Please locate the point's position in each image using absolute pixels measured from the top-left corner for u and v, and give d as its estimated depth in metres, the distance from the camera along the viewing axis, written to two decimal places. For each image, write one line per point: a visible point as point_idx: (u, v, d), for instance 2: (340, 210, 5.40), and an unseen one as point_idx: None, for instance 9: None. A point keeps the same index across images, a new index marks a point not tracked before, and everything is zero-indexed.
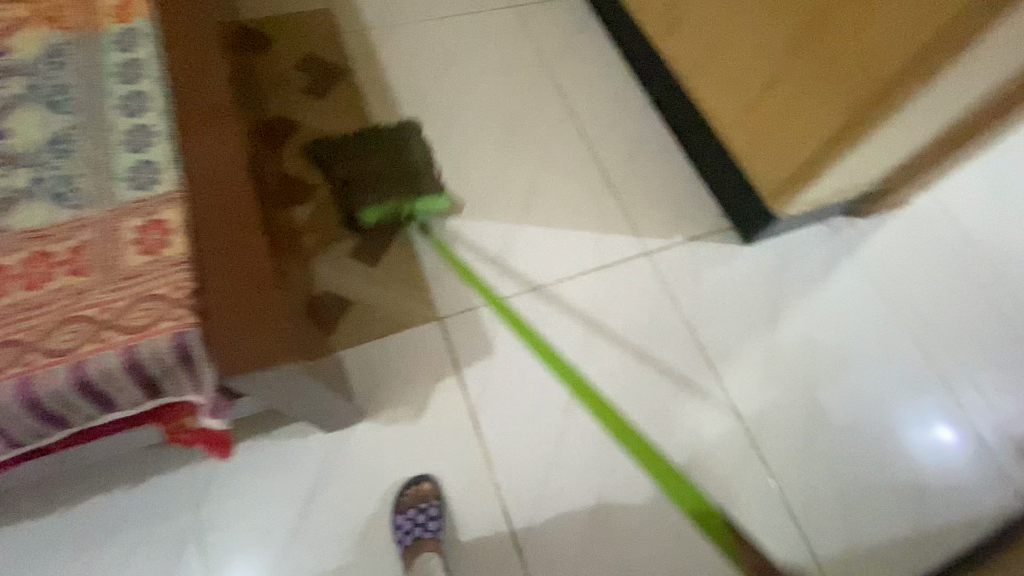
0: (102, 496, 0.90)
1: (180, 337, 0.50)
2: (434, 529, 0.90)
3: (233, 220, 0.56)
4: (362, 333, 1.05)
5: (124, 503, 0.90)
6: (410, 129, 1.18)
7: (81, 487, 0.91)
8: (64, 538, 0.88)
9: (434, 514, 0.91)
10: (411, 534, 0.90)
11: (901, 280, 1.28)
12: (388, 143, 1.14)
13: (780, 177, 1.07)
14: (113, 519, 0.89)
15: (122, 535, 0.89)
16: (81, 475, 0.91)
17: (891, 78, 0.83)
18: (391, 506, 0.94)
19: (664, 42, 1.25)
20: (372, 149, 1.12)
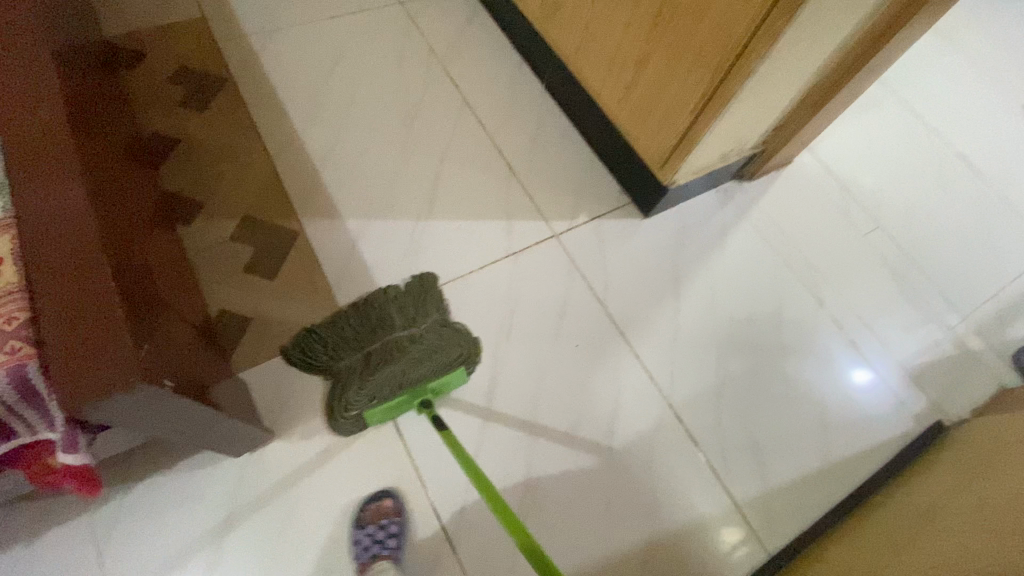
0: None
1: (17, 371, 0.47)
2: (394, 545, 0.88)
3: (67, 239, 0.53)
4: (267, 348, 1.02)
5: (24, 556, 0.84)
6: (431, 288, 1.03)
7: None
8: None
9: (395, 531, 0.90)
10: (369, 550, 0.88)
11: (790, 232, 1.38)
12: (399, 317, 0.98)
13: (664, 149, 1.12)
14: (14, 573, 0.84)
15: None
16: None
17: (738, 46, 0.88)
18: (353, 520, 0.92)
19: (546, 28, 1.27)
20: (389, 319, 0.98)
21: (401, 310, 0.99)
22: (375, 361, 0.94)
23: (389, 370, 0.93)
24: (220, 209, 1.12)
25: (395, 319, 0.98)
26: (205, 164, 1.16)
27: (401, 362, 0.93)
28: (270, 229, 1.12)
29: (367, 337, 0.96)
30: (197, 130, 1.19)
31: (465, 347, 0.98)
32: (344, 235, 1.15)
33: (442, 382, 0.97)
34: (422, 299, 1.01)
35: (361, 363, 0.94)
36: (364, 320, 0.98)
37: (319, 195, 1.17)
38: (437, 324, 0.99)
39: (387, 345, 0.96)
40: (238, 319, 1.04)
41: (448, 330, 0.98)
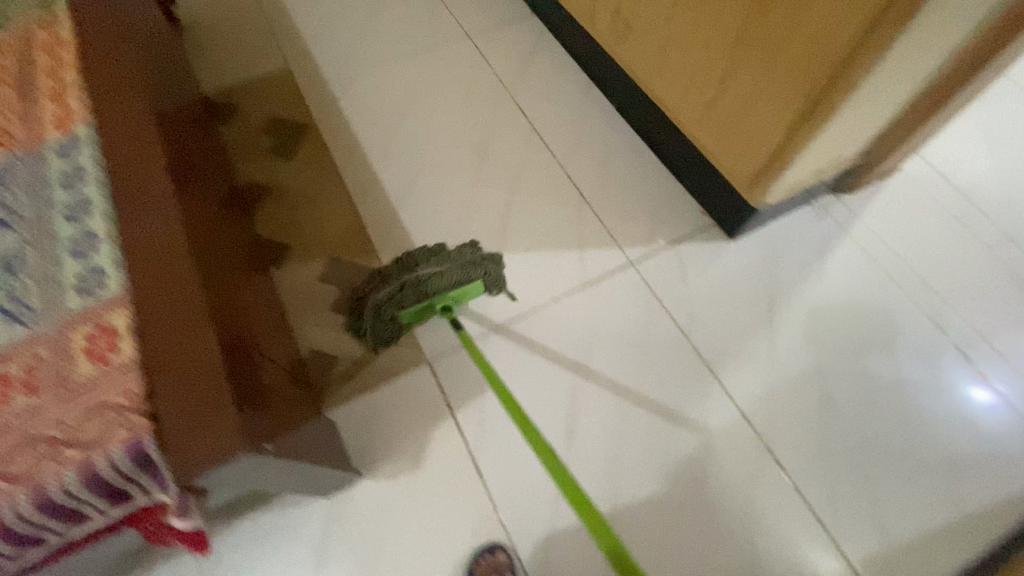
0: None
1: (135, 444, 0.50)
2: None
3: (176, 314, 0.57)
4: (352, 387, 1.05)
5: None
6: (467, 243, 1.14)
7: None
8: None
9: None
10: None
11: (898, 248, 1.23)
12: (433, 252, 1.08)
13: (752, 170, 1.04)
14: None
15: None
16: None
17: (840, 60, 0.80)
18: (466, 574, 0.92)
19: (617, 50, 1.23)
20: (426, 257, 1.08)
21: (437, 250, 1.09)
22: (413, 283, 1.02)
23: (422, 287, 1.02)
24: (307, 251, 1.18)
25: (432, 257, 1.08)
26: (293, 209, 1.22)
27: (434, 282, 1.02)
28: (353, 269, 1.16)
29: (405, 267, 1.06)
30: (284, 177, 1.26)
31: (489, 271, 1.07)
32: None
33: (462, 293, 1.05)
34: (461, 248, 1.10)
35: (400, 286, 1.03)
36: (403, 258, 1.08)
37: (396, 233, 1.20)
38: (468, 258, 1.09)
39: (423, 273, 1.04)
40: (326, 358, 1.07)
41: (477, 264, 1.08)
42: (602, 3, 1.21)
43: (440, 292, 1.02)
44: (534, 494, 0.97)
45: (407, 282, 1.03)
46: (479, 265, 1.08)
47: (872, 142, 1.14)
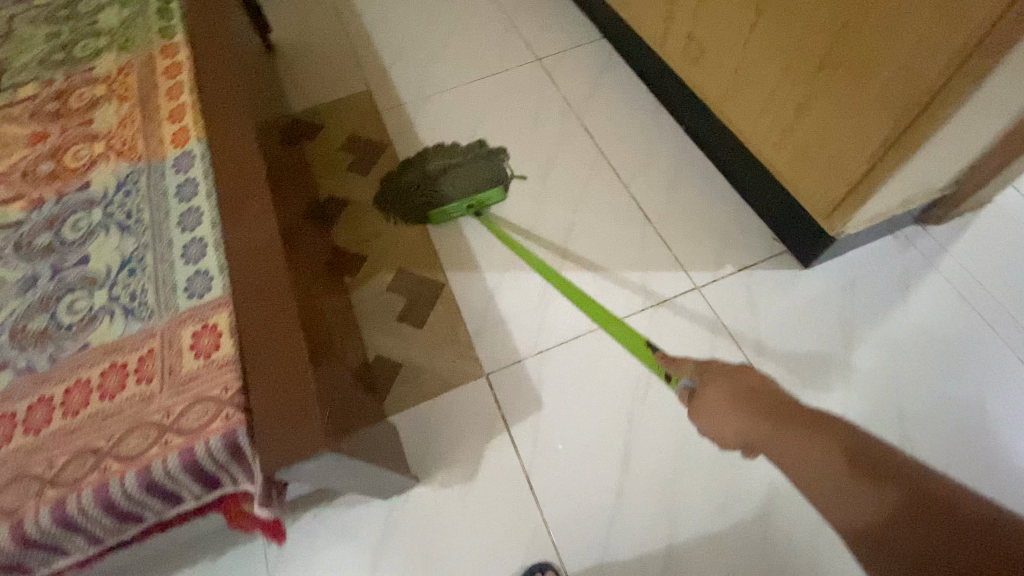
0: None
1: (231, 434, 0.54)
2: None
3: (272, 315, 0.61)
4: (414, 394, 1.08)
5: None
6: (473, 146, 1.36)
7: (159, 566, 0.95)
8: None
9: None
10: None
11: (994, 284, 1.14)
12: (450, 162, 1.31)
13: (829, 197, 1.00)
14: None
15: None
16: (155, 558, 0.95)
17: (931, 87, 0.76)
18: None
19: (688, 74, 1.23)
20: (447, 152, 1.34)
21: (456, 149, 1.35)
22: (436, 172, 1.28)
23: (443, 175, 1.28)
24: (377, 261, 1.23)
25: (453, 154, 1.33)
26: (366, 221, 1.29)
27: (453, 174, 1.28)
28: (419, 279, 1.20)
29: (430, 159, 1.32)
30: (359, 190, 1.33)
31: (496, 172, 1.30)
32: (483, 286, 1.19)
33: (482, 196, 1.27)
34: (477, 148, 1.35)
35: (426, 173, 1.29)
36: (430, 153, 1.34)
37: (462, 248, 1.24)
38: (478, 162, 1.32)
39: (445, 167, 1.30)
40: (390, 364, 1.12)
41: (489, 165, 1.31)
42: (675, 28, 1.21)
43: (458, 181, 1.27)
44: (586, 513, 0.97)
45: (431, 172, 1.29)
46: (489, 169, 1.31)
47: (969, 171, 1.07)
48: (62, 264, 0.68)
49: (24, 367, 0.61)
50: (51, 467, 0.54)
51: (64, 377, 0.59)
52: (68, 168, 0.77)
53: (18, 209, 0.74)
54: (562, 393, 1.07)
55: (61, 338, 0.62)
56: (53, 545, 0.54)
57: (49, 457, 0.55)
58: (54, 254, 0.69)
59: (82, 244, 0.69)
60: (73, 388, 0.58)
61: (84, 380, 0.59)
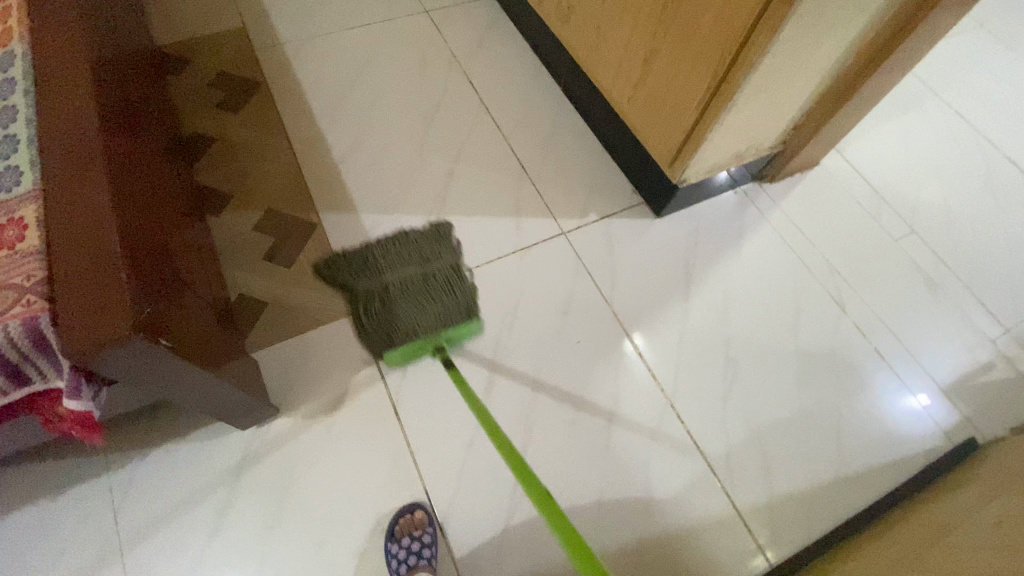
0: (12, 520, 0.90)
1: (30, 322, 0.53)
2: (429, 555, 0.90)
3: (82, 207, 0.58)
4: (281, 332, 1.08)
5: (33, 520, 0.90)
6: (445, 249, 1.13)
7: None
8: None
9: (428, 541, 0.91)
10: (406, 563, 0.89)
11: (812, 233, 1.34)
12: (419, 276, 1.08)
13: (672, 147, 1.11)
14: (26, 534, 0.89)
15: (33, 549, 0.88)
16: None
17: (740, 41, 0.88)
18: (385, 536, 0.93)
19: (561, 32, 1.30)
20: (409, 256, 1.11)
21: (420, 251, 1.12)
22: (394, 286, 1.06)
23: (405, 288, 1.05)
24: (245, 201, 1.20)
25: (419, 258, 1.11)
26: (237, 160, 1.24)
27: (416, 288, 1.06)
28: (291, 221, 1.18)
29: (390, 264, 1.09)
30: (231, 129, 1.27)
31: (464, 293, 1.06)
32: (359, 227, 1.20)
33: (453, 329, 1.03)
34: (446, 250, 1.13)
35: (383, 287, 1.06)
36: (387, 254, 1.11)
37: (338, 190, 1.23)
38: (450, 280, 1.08)
39: (409, 278, 1.07)
40: (256, 303, 1.10)
41: (458, 277, 1.08)
42: None
43: (422, 301, 1.04)
44: (450, 436, 1.02)
45: (389, 285, 1.06)
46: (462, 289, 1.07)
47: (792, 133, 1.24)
48: None
49: None
50: None
51: None
52: None
53: None
54: None
55: None
56: None
57: None
58: None
59: None
60: None
61: None
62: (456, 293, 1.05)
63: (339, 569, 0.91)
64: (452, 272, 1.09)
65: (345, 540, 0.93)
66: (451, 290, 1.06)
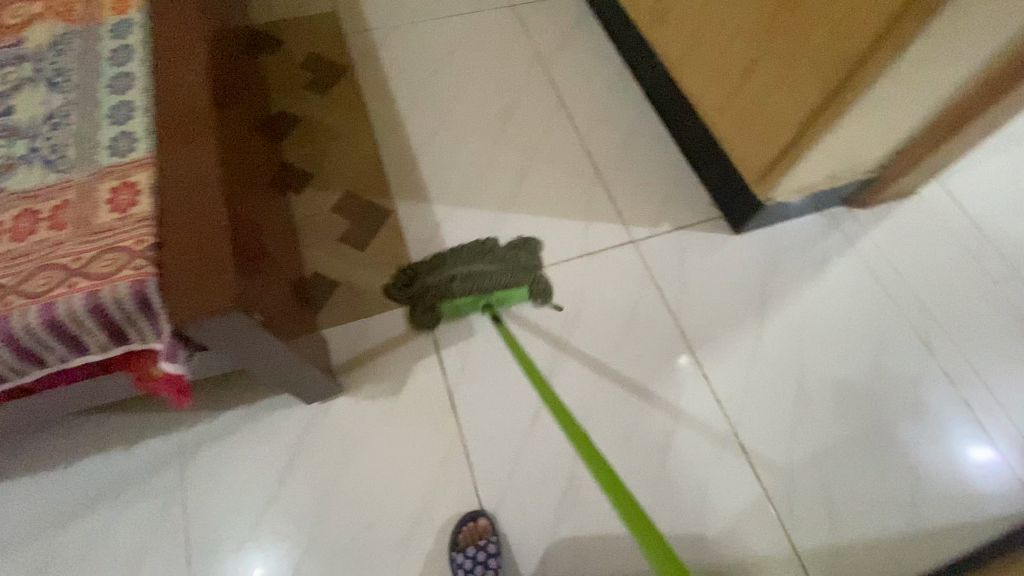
0: (88, 465, 0.95)
1: (139, 285, 0.55)
2: (496, 566, 0.88)
3: (192, 180, 0.61)
4: (348, 312, 1.10)
5: (106, 467, 0.95)
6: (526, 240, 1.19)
7: (70, 451, 0.96)
8: (50, 497, 0.93)
9: (494, 551, 0.89)
10: (473, 572, 0.88)
11: (902, 266, 1.24)
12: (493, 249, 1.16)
13: (764, 163, 1.06)
14: (99, 480, 0.94)
15: (105, 495, 0.93)
16: (69, 439, 0.96)
17: (859, 56, 0.82)
18: (449, 543, 0.92)
19: (653, 34, 1.26)
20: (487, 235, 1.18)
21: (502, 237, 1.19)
22: (467, 253, 1.14)
23: (472, 280, 1.09)
24: (323, 181, 1.22)
25: (485, 254, 1.14)
26: (319, 141, 1.27)
27: (487, 260, 1.14)
28: (366, 204, 1.20)
29: (456, 259, 1.13)
30: (316, 110, 1.31)
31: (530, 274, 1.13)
32: (429, 218, 1.20)
33: (505, 295, 1.08)
34: (510, 246, 1.16)
35: (457, 253, 1.14)
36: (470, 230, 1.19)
37: (413, 178, 1.24)
38: (521, 263, 1.15)
39: (476, 273, 1.11)
40: (326, 282, 1.12)
41: (527, 260, 1.16)
42: None
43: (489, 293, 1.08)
44: (503, 436, 1.01)
45: (462, 255, 1.14)
46: (530, 272, 1.14)
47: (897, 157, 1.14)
48: None
49: None
50: None
51: None
52: (4, 24, 0.74)
53: None
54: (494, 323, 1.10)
55: None
56: None
57: None
58: None
59: (9, 96, 0.69)
60: None
61: None
62: (519, 282, 1.11)
63: (384, 552, 0.92)
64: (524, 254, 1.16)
65: (392, 524, 0.94)
66: (519, 268, 1.14)
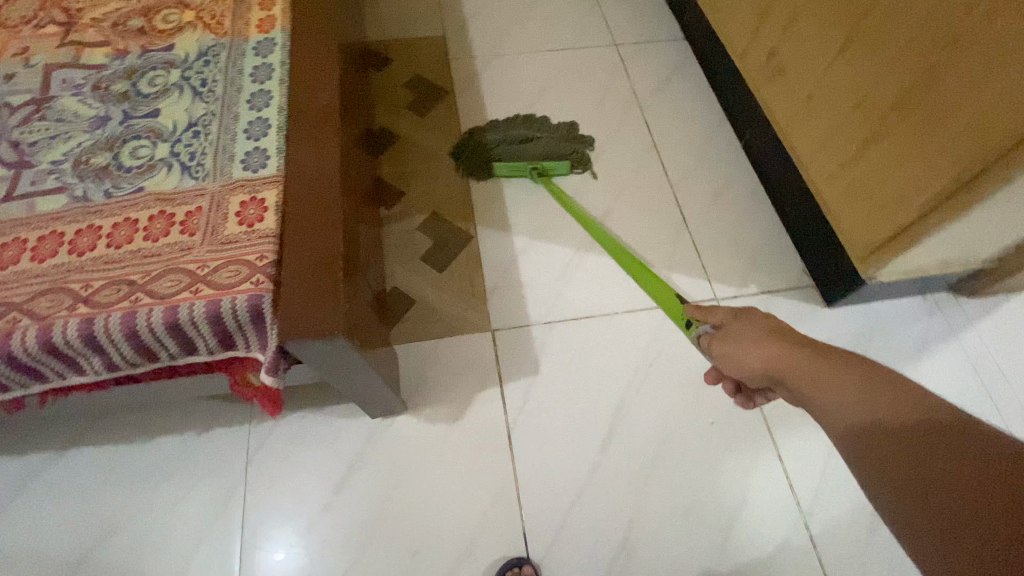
0: (163, 441, 1.00)
1: (256, 300, 0.57)
2: None
3: (314, 201, 0.63)
4: (421, 330, 1.11)
5: (179, 445, 1.00)
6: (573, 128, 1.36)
7: (149, 424, 1.01)
8: (124, 465, 0.98)
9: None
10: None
11: (1012, 369, 1.13)
12: (541, 130, 1.34)
13: (871, 242, 1.00)
14: (170, 458, 0.99)
15: (174, 473, 0.98)
16: (150, 413, 1.02)
17: (998, 150, 0.76)
18: None
19: (761, 90, 1.22)
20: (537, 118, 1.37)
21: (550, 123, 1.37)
22: (518, 130, 1.33)
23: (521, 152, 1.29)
24: (413, 199, 1.26)
25: (532, 131, 1.34)
26: (413, 159, 1.30)
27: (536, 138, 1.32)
28: (451, 226, 1.22)
29: (509, 133, 1.33)
30: (413, 129, 1.35)
31: (573, 150, 1.31)
32: (509, 247, 1.21)
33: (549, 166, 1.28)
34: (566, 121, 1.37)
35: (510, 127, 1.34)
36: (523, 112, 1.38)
37: (498, 206, 1.26)
38: (564, 141, 1.33)
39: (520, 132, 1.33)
40: (404, 297, 1.14)
41: (571, 140, 1.33)
42: (761, 41, 1.20)
43: (520, 150, 1.30)
44: (557, 481, 0.98)
45: (516, 130, 1.33)
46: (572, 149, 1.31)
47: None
48: (133, 112, 0.71)
49: (80, 196, 0.65)
50: (87, 288, 0.58)
51: (116, 213, 0.63)
52: (157, 29, 0.79)
53: (102, 54, 0.77)
54: (561, 362, 1.09)
55: (119, 177, 0.66)
56: (73, 357, 0.58)
57: (86, 277, 0.59)
58: (127, 101, 0.72)
59: (154, 99, 0.72)
60: (122, 225, 0.63)
61: (132, 220, 0.63)
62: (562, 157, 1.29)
63: None
64: (568, 136, 1.34)
65: (436, 554, 0.93)
66: (563, 144, 1.32)
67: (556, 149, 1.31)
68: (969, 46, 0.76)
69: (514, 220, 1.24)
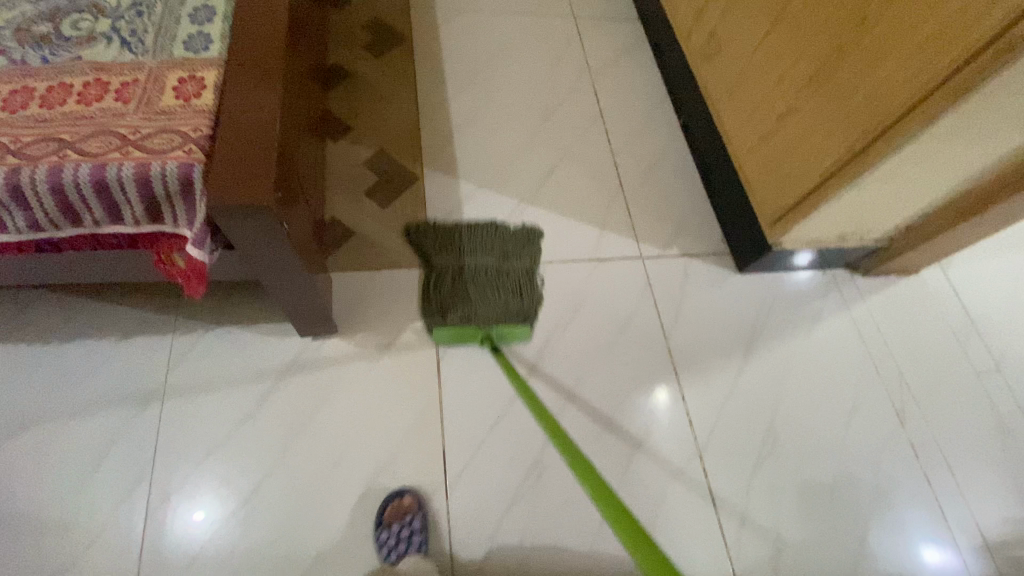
0: (81, 347, 0.98)
1: (186, 167, 0.58)
2: (418, 541, 0.89)
3: (255, 82, 0.64)
4: (358, 261, 1.13)
5: (99, 352, 0.98)
6: (529, 258, 1.19)
7: (65, 329, 0.99)
8: (38, 368, 0.96)
9: (418, 526, 0.91)
10: (396, 549, 0.89)
11: (891, 338, 1.27)
12: (494, 268, 1.14)
13: (779, 210, 1.12)
14: (88, 363, 0.97)
15: (92, 378, 0.96)
16: (67, 320, 0.99)
17: (887, 122, 0.87)
18: (374, 519, 0.93)
19: (701, 69, 1.31)
20: (490, 249, 1.17)
21: (504, 249, 1.19)
22: (469, 269, 1.13)
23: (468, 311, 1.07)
24: (362, 136, 1.26)
25: (483, 276, 1.12)
26: (366, 99, 1.31)
27: (488, 280, 1.12)
28: (397, 167, 1.24)
29: (456, 276, 1.12)
30: (368, 70, 1.35)
31: (530, 300, 1.13)
32: (454, 192, 1.24)
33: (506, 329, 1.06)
34: (521, 228, 1.23)
35: (458, 268, 1.13)
36: (473, 240, 1.18)
37: (445, 153, 1.28)
38: (519, 286, 1.14)
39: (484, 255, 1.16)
40: (344, 229, 1.16)
41: (527, 283, 1.15)
42: (704, 22, 1.29)
43: (499, 279, 1.13)
44: (480, 409, 1.03)
45: (466, 269, 1.13)
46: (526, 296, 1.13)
47: (917, 235, 1.17)
48: None
49: (17, 59, 0.64)
50: (14, 141, 0.58)
51: (49, 77, 0.63)
52: None
53: None
54: None
55: (56, 45, 0.65)
56: None
57: (14, 131, 0.59)
58: None
59: None
60: (54, 87, 0.62)
61: (65, 83, 0.62)
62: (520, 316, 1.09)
63: (345, 495, 0.94)
64: (527, 271, 1.17)
65: (355, 470, 0.96)
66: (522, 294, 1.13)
67: (509, 300, 1.11)
68: (873, 23, 0.86)
69: (460, 168, 1.27)
